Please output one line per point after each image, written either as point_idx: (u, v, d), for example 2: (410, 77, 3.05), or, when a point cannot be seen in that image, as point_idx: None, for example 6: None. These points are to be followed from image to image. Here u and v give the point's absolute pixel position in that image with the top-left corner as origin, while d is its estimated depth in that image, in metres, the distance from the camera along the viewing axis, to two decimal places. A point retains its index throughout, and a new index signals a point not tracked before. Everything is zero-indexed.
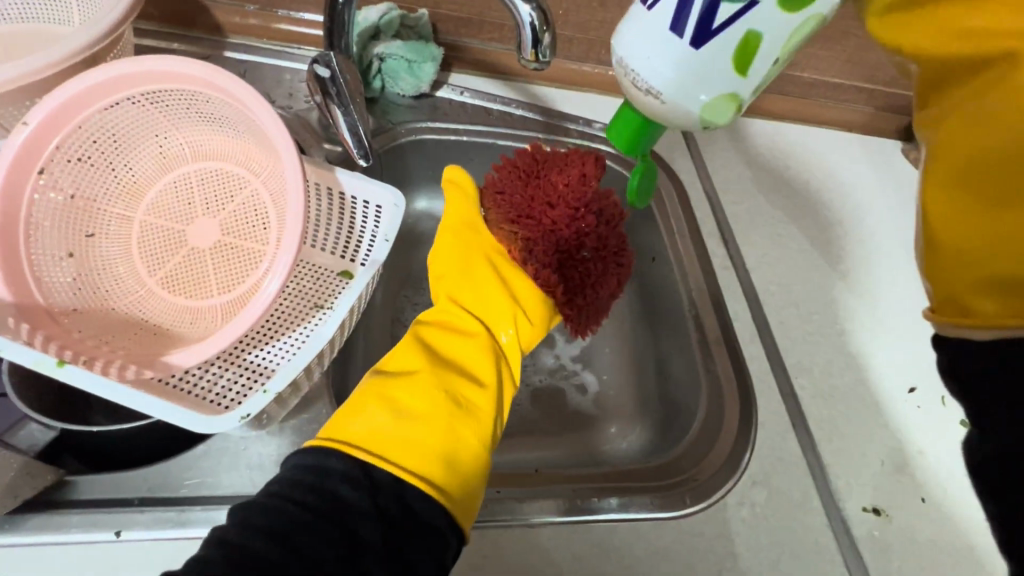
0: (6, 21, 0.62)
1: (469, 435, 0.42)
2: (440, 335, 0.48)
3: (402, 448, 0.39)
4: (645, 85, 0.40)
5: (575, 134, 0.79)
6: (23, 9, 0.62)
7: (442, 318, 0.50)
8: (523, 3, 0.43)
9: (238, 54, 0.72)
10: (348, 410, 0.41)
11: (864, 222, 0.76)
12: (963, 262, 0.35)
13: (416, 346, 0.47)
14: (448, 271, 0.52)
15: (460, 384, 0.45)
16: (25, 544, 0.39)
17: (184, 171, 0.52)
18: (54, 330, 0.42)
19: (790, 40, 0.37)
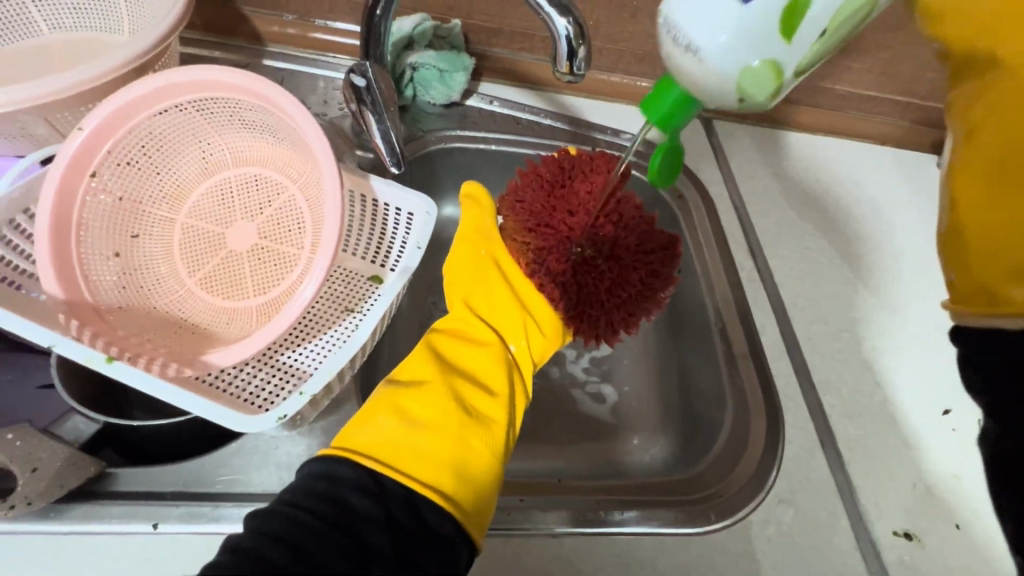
0: (64, 29, 0.65)
1: (478, 445, 0.43)
2: (453, 344, 0.50)
3: (410, 458, 0.40)
4: (688, 43, 0.37)
5: (602, 144, 0.79)
6: (81, 19, 0.65)
7: (455, 327, 0.52)
8: (559, 16, 0.43)
9: (275, 62, 0.74)
10: (360, 419, 0.42)
11: (898, 237, 0.74)
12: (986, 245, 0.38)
13: (430, 354, 0.48)
14: (462, 281, 0.53)
15: (471, 395, 0.46)
16: (64, 534, 0.40)
17: (224, 176, 0.53)
18: (100, 326, 0.44)
19: (842, 13, 0.34)
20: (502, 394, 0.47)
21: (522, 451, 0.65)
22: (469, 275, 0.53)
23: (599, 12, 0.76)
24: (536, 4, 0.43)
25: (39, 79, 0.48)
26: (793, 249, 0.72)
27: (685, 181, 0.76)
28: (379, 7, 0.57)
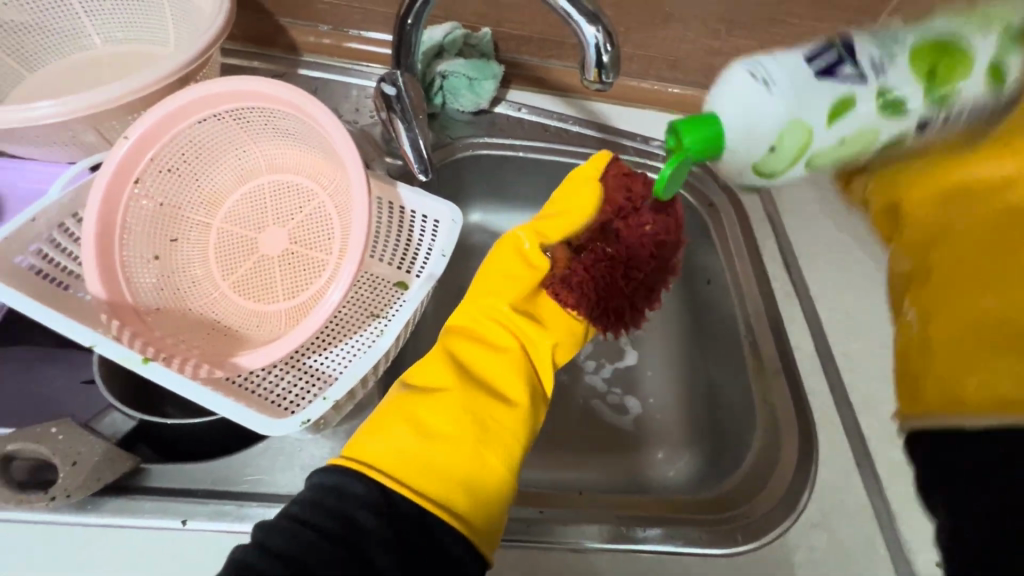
0: (117, 41, 0.69)
1: (492, 461, 0.42)
2: (470, 345, 0.49)
3: (421, 473, 0.40)
4: (762, 75, 0.37)
5: (631, 151, 0.78)
6: (131, 32, 0.68)
7: (471, 326, 0.50)
8: (588, 25, 0.43)
9: (310, 71, 0.76)
10: (373, 429, 0.42)
11: None
12: (951, 350, 0.40)
13: (446, 360, 0.47)
14: (483, 277, 0.52)
15: (489, 408, 0.45)
16: (98, 526, 0.41)
17: (258, 182, 0.55)
18: (139, 327, 0.46)
19: (858, 133, 0.39)
20: (519, 401, 0.46)
21: (544, 461, 0.64)
22: (489, 273, 0.52)
23: (630, 18, 0.75)
24: (564, 13, 0.43)
25: (90, 90, 0.51)
26: (830, 260, 0.69)
27: (716, 189, 0.74)
28: (411, 15, 0.58)
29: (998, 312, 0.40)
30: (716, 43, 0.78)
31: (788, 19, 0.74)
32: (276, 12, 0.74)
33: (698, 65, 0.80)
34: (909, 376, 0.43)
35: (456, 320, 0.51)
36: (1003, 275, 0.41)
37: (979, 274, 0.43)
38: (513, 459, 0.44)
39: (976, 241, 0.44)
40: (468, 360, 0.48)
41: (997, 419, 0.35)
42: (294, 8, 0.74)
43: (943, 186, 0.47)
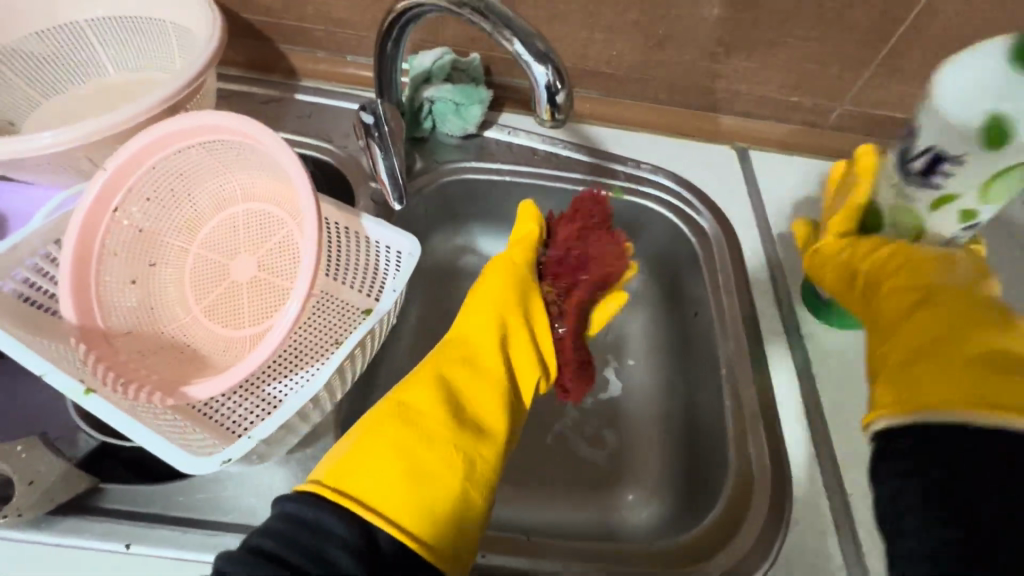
0: (136, 70, 0.71)
1: (475, 497, 0.44)
2: (463, 364, 0.51)
3: (407, 509, 0.41)
4: None
5: (622, 177, 0.76)
6: (149, 62, 0.71)
7: (467, 347, 0.53)
8: (538, 65, 0.43)
9: (306, 95, 0.78)
10: (359, 460, 0.43)
11: None
12: (923, 376, 0.40)
13: (438, 382, 0.49)
14: (476, 304, 0.56)
15: (475, 441, 0.46)
16: (49, 544, 0.43)
17: (233, 210, 0.57)
18: (104, 351, 0.48)
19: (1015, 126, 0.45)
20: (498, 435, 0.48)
21: (512, 494, 0.63)
22: (486, 300, 0.56)
23: (623, 41, 0.73)
24: (517, 55, 0.44)
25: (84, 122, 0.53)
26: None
27: (709, 218, 0.72)
28: (391, 36, 0.58)
29: (951, 346, 0.41)
30: (715, 66, 0.75)
31: (790, 41, 0.71)
32: (276, 39, 0.76)
33: (697, 88, 0.78)
34: (910, 386, 0.40)
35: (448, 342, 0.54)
36: (948, 332, 0.42)
37: (941, 331, 0.43)
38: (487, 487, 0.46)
39: (892, 299, 0.49)
40: (458, 379, 0.50)
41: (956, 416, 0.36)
42: (292, 36, 0.75)
43: (857, 253, 0.55)
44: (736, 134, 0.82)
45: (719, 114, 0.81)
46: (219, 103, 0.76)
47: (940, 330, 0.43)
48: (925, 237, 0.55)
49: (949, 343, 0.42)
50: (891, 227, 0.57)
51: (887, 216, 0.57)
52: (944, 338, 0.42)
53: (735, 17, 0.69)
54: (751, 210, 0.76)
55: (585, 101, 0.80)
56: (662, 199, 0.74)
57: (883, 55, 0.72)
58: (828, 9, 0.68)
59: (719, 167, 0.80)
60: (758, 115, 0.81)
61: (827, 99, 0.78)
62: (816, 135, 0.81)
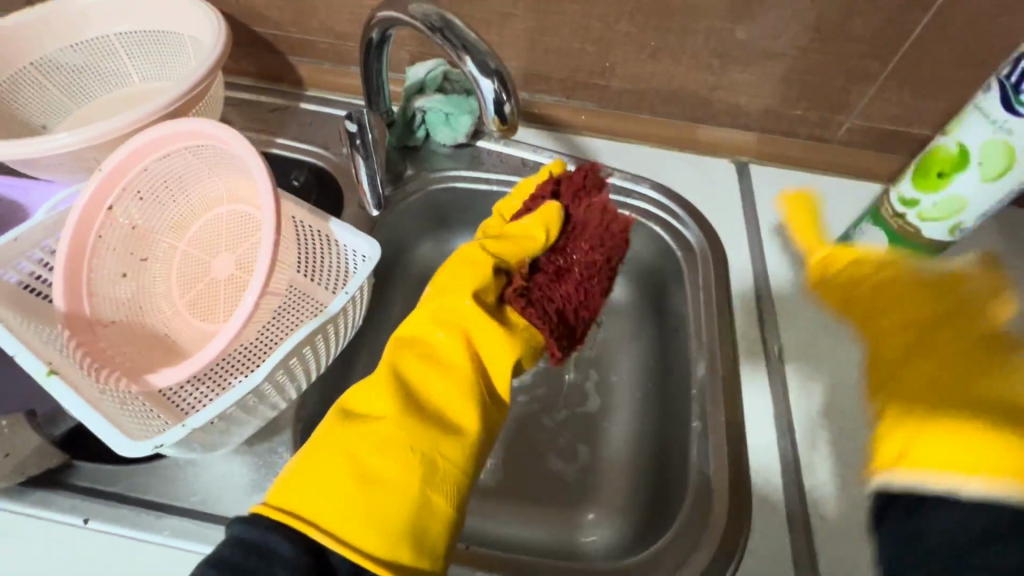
0: (156, 80, 0.76)
1: (441, 506, 0.41)
2: (418, 358, 0.47)
3: (361, 526, 0.38)
4: None
5: (610, 188, 0.75)
6: (168, 72, 0.75)
7: (424, 340, 0.49)
8: (485, 79, 0.48)
9: (310, 104, 0.81)
10: (306, 474, 0.40)
11: None
12: (938, 450, 0.38)
13: (389, 380, 0.45)
14: (433, 292, 0.51)
15: (436, 443, 0.42)
16: (19, 513, 0.47)
17: (219, 211, 0.61)
18: (86, 338, 0.52)
19: None
20: (467, 431, 0.44)
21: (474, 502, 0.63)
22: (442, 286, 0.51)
23: (615, 52, 0.72)
24: (468, 73, 0.49)
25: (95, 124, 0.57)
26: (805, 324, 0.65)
27: (698, 235, 0.71)
28: (371, 48, 0.60)
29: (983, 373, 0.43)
30: (711, 78, 0.73)
31: (790, 53, 0.69)
32: (285, 51, 0.80)
33: (694, 100, 0.76)
34: (905, 439, 0.41)
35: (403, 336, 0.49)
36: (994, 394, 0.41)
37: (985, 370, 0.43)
38: (455, 490, 0.42)
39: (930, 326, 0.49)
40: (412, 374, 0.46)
41: (998, 494, 0.33)
42: (298, 48, 0.79)
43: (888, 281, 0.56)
44: (737, 148, 0.79)
45: (719, 127, 0.79)
46: (230, 110, 0.80)
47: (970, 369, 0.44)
48: (1012, 172, 0.51)
49: (1000, 416, 0.39)
50: (974, 166, 0.52)
51: (976, 154, 0.52)
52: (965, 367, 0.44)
53: (731, 28, 0.67)
54: (745, 227, 0.73)
55: (581, 113, 0.79)
56: (651, 214, 0.73)
57: (891, 68, 0.68)
58: (828, 20, 0.65)
59: (716, 182, 0.77)
60: (761, 129, 0.78)
61: (833, 113, 0.74)
62: (822, 150, 0.78)
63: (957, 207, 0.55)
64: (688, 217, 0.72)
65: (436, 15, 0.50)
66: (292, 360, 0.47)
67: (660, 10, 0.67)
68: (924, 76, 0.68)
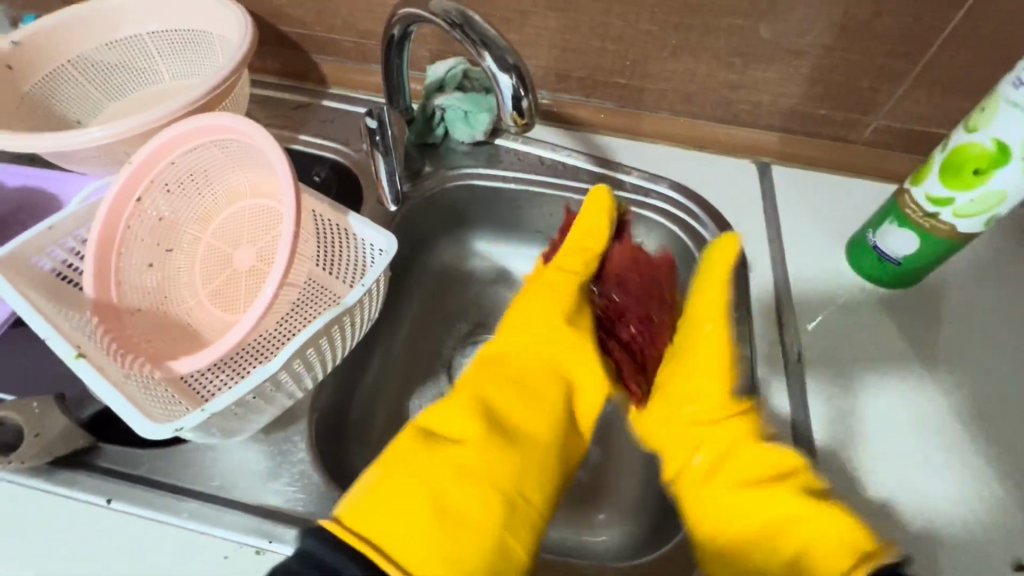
0: (185, 78, 0.78)
1: (515, 544, 0.43)
2: (499, 384, 0.49)
3: (441, 558, 0.40)
4: None
5: (628, 187, 0.75)
6: (196, 70, 0.77)
7: (504, 369, 0.51)
8: (503, 74, 0.49)
9: (333, 102, 0.83)
10: (383, 499, 0.42)
11: (959, 335, 0.64)
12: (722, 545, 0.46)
13: (474, 406, 0.47)
14: (514, 319, 0.54)
15: (516, 481, 0.45)
16: (47, 491, 0.48)
17: (242, 204, 0.62)
18: (114, 325, 0.54)
19: None
20: (544, 469, 0.47)
21: None
22: (526, 315, 0.54)
23: (636, 51, 0.71)
24: (487, 68, 0.49)
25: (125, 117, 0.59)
26: (824, 328, 0.64)
27: (717, 237, 0.71)
28: (392, 45, 0.61)
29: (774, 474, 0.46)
30: (732, 77, 0.72)
31: (816, 51, 0.67)
32: (309, 49, 0.81)
33: (715, 99, 0.75)
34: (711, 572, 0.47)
35: (481, 363, 0.52)
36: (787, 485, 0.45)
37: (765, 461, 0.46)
38: (527, 528, 0.44)
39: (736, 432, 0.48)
40: (495, 400, 0.48)
41: None
42: (322, 46, 0.81)
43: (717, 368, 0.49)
44: (759, 149, 0.78)
45: (741, 127, 0.78)
46: (255, 107, 0.82)
47: (770, 465, 0.46)
48: None
49: (723, 532, 0.45)
50: (1017, 158, 0.51)
51: (1015, 147, 0.51)
52: (761, 458, 0.47)
53: (754, 27, 0.66)
54: (764, 229, 0.72)
55: (600, 112, 0.79)
56: (668, 216, 0.73)
57: (920, 67, 0.66)
58: (855, 18, 0.64)
59: (736, 183, 0.76)
60: (783, 129, 0.77)
61: (858, 113, 0.72)
62: (846, 151, 0.76)
63: (997, 201, 0.54)
64: (706, 218, 0.72)
65: (456, 11, 0.51)
66: (308, 350, 0.48)
67: (682, 8, 0.66)
68: (955, 77, 0.66)
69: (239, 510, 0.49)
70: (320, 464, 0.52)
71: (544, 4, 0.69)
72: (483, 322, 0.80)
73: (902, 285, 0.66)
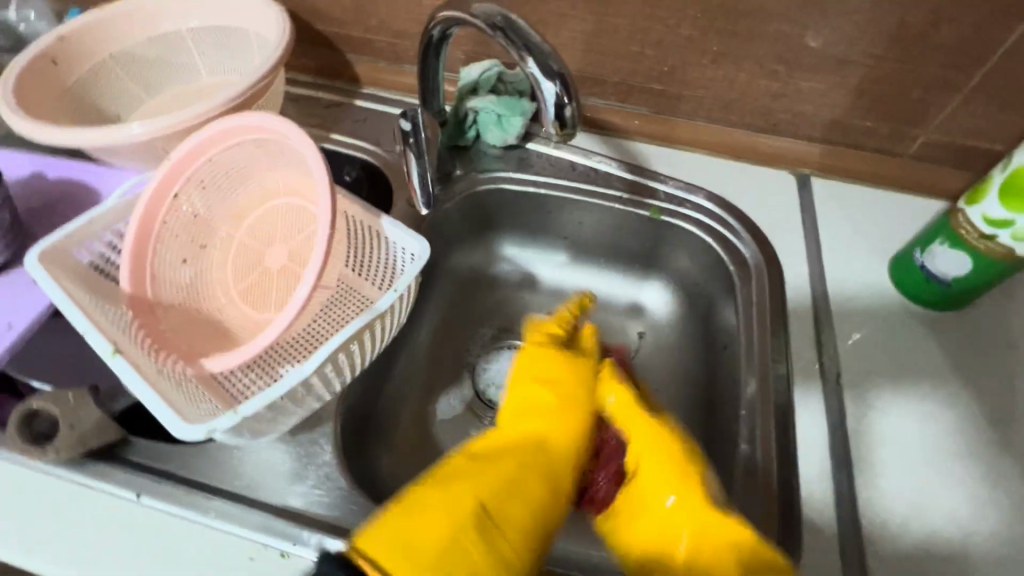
0: (222, 74, 0.78)
1: None
2: (534, 465, 0.48)
3: None
4: None
5: (662, 196, 0.73)
6: (233, 67, 0.78)
7: (535, 446, 0.50)
8: (547, 80, 0.48)
9: (365, 102, 0.83)
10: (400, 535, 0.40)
11: (1012, 358, 0.61)
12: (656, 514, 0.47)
13: (501, 489, 0.45)
14: (535, 390, 0.52)
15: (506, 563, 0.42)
16: (79, 483, 0.49)
17: (275, 203, 0.62)
18: (148, 320, 0.54)
19: None
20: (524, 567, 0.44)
21: None
22: (554, 387, 0.52)
23: (674, 57, 0.70)
24: (530, 73, 0.49)
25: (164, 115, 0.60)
26: (866, 347, 0.62)
27: (753, 249, 0.69)
28: (430, 46, 0.60)
29: (675, 473, 0.47)
30: (775, 86, 0.70)
31: (865, 60, 0.65)
32: (344, 49, 0.81)
33: (755, 109, 0.73)
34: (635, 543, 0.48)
35: (510, 434, 0.51)
36: (694, 491, 0.46)
37: (662, 459, 0.48)
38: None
39: (661, 452, 0.49)
40: (533, 484, 0.47)
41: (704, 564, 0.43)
42: (357, 46, 0.80)
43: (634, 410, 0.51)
44: (799, 160, 0.75)
45: (782, 138, 0.75)
46: (289, 106, 0.83)
47: (672, 471, 0.47)
48: None
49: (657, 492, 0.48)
50: None
51: None
52: (677, 486, 0.47)
53: (800, 35, 0.64)
54: (804, 242, 0.70)
55: (635, 118, 0.77)
56: (704, 226, 0.71)
57: (977, 78, 0.63)
58: (909, 27, 0.61)
59: (774, 194, 0.74)
60: (826, 141, 0.74)
61: (907, 125, 0.70)
62: (892, 164, 0.73)
63: None
64: (742, 230, 0.70)
65: (498, 14, 0.50)
66: (340, 354, 0.48)
67: (727, 14, 0.64)
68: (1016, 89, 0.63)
69: (266, 511, 0.49)
70: (345, 467, 0.52)
71: (583, 7, 0.67)
72: (508, 326, 0.79)
73: (948, 305, 0.63)
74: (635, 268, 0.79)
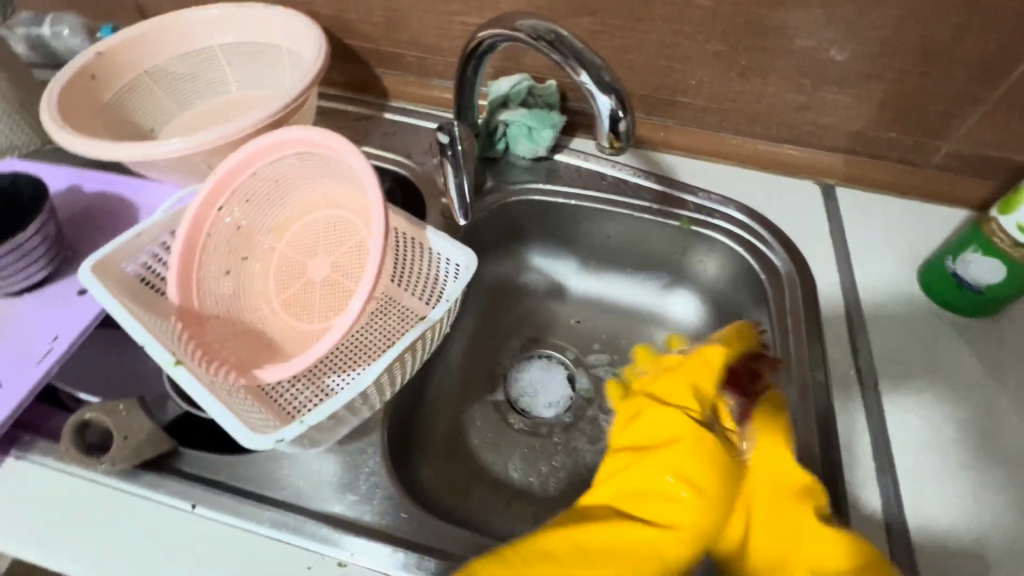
0: (254, 88, 0.80)
1: None
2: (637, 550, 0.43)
3: None
4: None
5: (692, 207, 0.74)
6: (266, 81, 0.79)
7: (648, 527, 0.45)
8: (602, 94, 0.49)
9: (394, 115, 0.84)
10: None
11: None
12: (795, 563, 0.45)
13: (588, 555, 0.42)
14: (645, 458, 0.48)
15: None
16: (130, 494, 0.49)
17: (316, 215, 0.63)
18: (196, 331, 0.55)
19: None
20: None
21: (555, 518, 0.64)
22: (674, 463, 0.47)
23: (702, 71, 0.71)
24: (583, 85, 0.50)
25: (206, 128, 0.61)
26: (900, 352, 0.63)
27: (784, 257, 0.70)
28: (471, 60, 0.61)
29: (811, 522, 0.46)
30: (801, 98, 0.71)
31: (890, 74, 0.67)
32: (373, 63, 0.83)
33: (782, 120, 0.74)
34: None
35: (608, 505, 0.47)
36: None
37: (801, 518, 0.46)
38: None
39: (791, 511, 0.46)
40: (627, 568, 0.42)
41: None
42: (386, 60, 0.82)
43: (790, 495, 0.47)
44: (823, 170, 0.77)
45: (807, 149, 0.76)
46: (320, 119, 0.84)
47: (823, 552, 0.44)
48: None
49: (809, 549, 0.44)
50: None
51: None
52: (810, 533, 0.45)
53: (827, 49, 0.66)
54: (832, 250, 0.71)
55: (660, 130, 0.78)
56: (733, 235, 0.73)
57: (1000, 91, 0.65)
58: (935, 42, 0.63)
59: (801, 203, 0.75)
60: (849, 151, 0.75)
61: (930, 137, 0.71)
62: (915, 174, 0.74)
63: None
64: (773, 240, 0.71)
65: (548, 30, 0.52)
66: (394, 364, 0.48)
67: (756, 30, 0.66)
68: None
69: (320, 521, 0.49)
70: (393, 475, 0.52)
71: (615, 24, 0.69)
72: (538, 336, 0.80)
73: (970, 312, 0.64)
74: (662, 276, 0.80)
